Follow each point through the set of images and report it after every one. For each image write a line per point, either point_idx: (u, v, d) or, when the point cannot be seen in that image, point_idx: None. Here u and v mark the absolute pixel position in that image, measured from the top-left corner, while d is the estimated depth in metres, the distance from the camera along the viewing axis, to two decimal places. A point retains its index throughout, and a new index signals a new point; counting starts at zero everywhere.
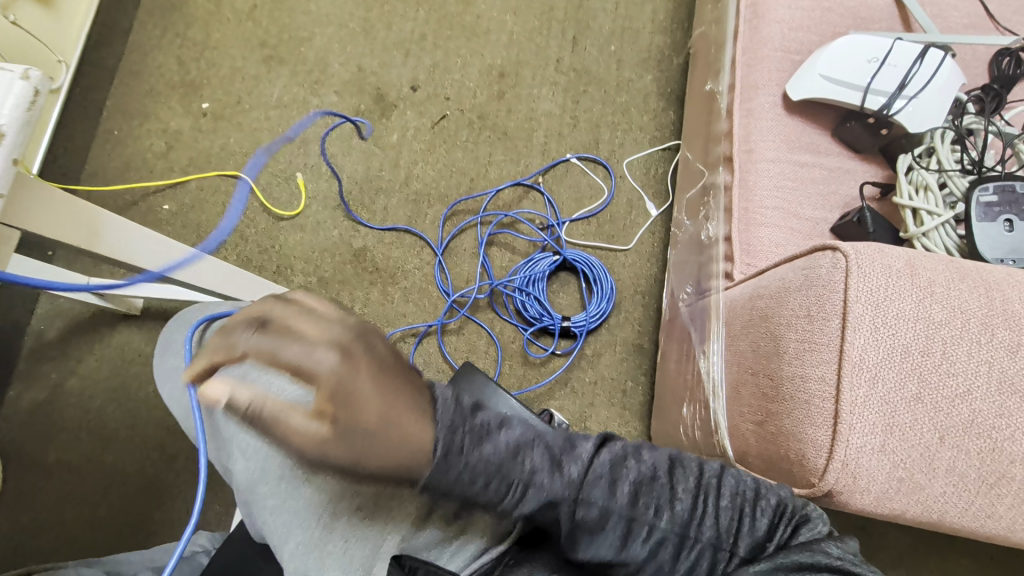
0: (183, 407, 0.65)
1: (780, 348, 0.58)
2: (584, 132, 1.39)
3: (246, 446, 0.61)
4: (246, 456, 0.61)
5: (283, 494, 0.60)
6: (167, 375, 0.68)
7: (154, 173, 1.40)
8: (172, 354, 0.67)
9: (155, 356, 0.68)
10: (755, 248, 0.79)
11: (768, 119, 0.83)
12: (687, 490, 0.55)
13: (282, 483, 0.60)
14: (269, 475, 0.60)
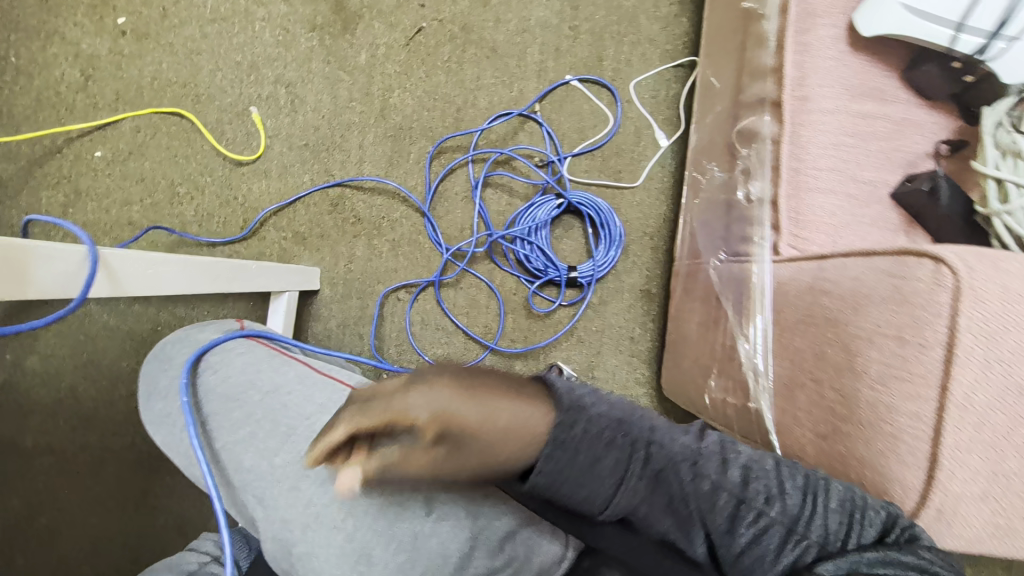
0: (183, 453, 0.65)
1: (857, 366, 0.53)
2: (585, 46, 1.20)
3: (262, 497, 0.60)
4: (264, 504, 0.60)
5: (310, 542, 0.57)
6: (159, 421, 0.67)
7: (74, 111, 1.17)
8: (158, 399, 0.67)
9: (142, 402, 0.68)
10: (807, 217, 0.70)
11: (828, 57, 0.70)
12: (796, 485, 0.49)
13: (307, 531, 0.57)
14: (292, 522, 0.58)
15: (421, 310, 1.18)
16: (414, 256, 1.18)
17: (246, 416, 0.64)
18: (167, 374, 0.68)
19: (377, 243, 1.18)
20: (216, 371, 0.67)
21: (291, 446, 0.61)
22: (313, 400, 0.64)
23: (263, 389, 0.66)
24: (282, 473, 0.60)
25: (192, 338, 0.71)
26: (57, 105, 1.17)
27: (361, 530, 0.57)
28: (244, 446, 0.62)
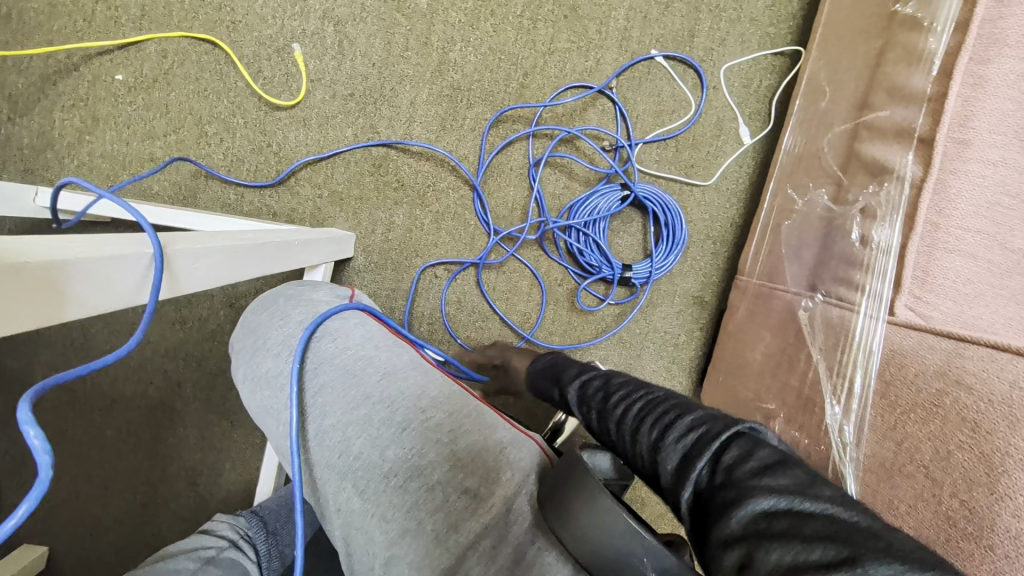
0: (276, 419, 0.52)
1: (993, 484, 0.48)
2: (677, 17, 1.05)
3: (361, 491, 0.48)
4: (362, 496, 0.48)
5: (405, 553, 0.46)
6: (255, 375, 0.54)
7: (95, 24, 1.04)
8: (265, 354, 0.54)
9: (246, 352, 0.55)
10: (935, 280, 0.62)
11: (1005, 97, 0.59)
12: (669, 420, 0.49)
13: (404, 538, 0.46)
14: (388, 526, 0.47)
15: (458, 290, 1.09)
16: (457, 233, 1.09)
17: (364, 397, 0.52)
18: (280, 327, 0.55)
19: (418, 214, 1.09)
20: (336, 339, 0.55)
21: (406, 439, 0.50)
22: (432, 393, 0.53)
23: (382, 367, 0.54)
24: (390, 469, 0.49)
25: (305, 296, 0.59)
26: (76, 15, 1.04)
27: (456, 554, 0.45)
28: (354, 429, 0.50)
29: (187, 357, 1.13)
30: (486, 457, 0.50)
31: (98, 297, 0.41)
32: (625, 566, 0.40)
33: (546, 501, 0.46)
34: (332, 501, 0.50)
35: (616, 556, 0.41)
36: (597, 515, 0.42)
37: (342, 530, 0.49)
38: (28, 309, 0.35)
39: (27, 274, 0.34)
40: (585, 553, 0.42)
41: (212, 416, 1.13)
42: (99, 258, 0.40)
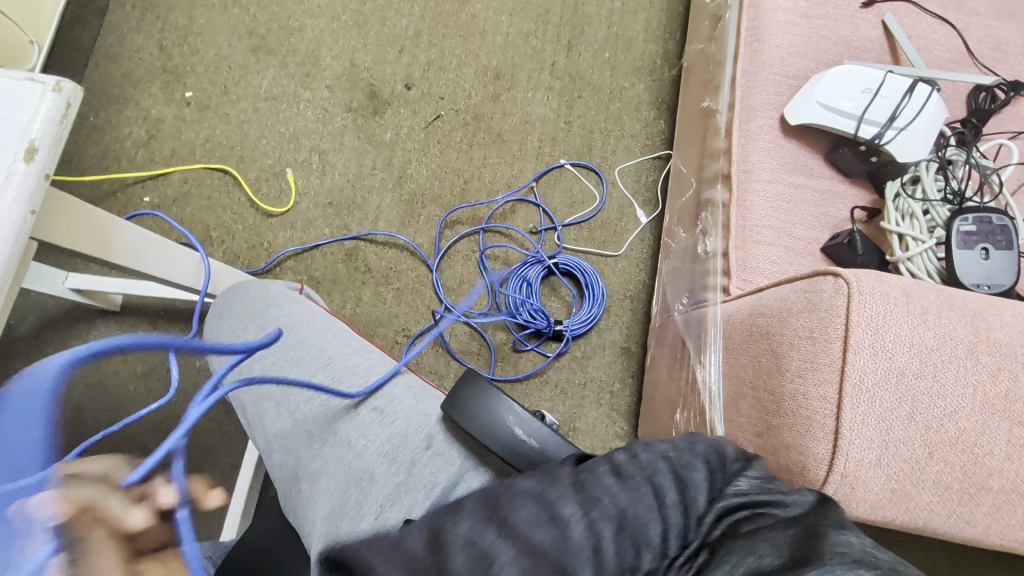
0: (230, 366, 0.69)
1: (781, 365, 0.62)
2: (577, 137, 1.41)
3: (294, 408, 0.65)
4: (294, 418, 0.65)
5: (325, 458, 0.61)
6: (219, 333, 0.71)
7: (134, 163, 1.35)
8: (230, 316, 0.71)
9: (211, 320, 0.73)
10: (752, 264, 0.82)
11: (766, 140, 0.86)
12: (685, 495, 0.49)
13: (324, 448, 0.62)
14: (314, 437, 0.63)
15: (416, 353, 1.27)
16: (415, 304, 1.30)
17: (299, 342, 0.68)
18: (242, 302, 0.73)
19: (383, 291, 1.31)
20: (283, 306, 0.72)
21: (330, 372, 0.67)
22: (353, 346, 0.70)
23: (315, 326, 0.71)
24: (315, 394, 0.65)
25: (268, 284, 0.76)
26: (119, 158, 1.35)
27: (366, 455, 0.61)
28: (290, 364, 0.67)
29: (167, 432, 1.23)
30: (390, 390, 0.67)
31: (127, 254, 0.62)
32: (496, 426, 0.60)
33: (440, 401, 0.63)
34: (269, 426, 0.65)
35: (489, 425, 0.61)
36: (478, 400, 0.62)
37: (275, 451, 0.64)
38: (128, 258, 0.63)
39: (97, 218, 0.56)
40: (470, 425, 0.61)
41: None
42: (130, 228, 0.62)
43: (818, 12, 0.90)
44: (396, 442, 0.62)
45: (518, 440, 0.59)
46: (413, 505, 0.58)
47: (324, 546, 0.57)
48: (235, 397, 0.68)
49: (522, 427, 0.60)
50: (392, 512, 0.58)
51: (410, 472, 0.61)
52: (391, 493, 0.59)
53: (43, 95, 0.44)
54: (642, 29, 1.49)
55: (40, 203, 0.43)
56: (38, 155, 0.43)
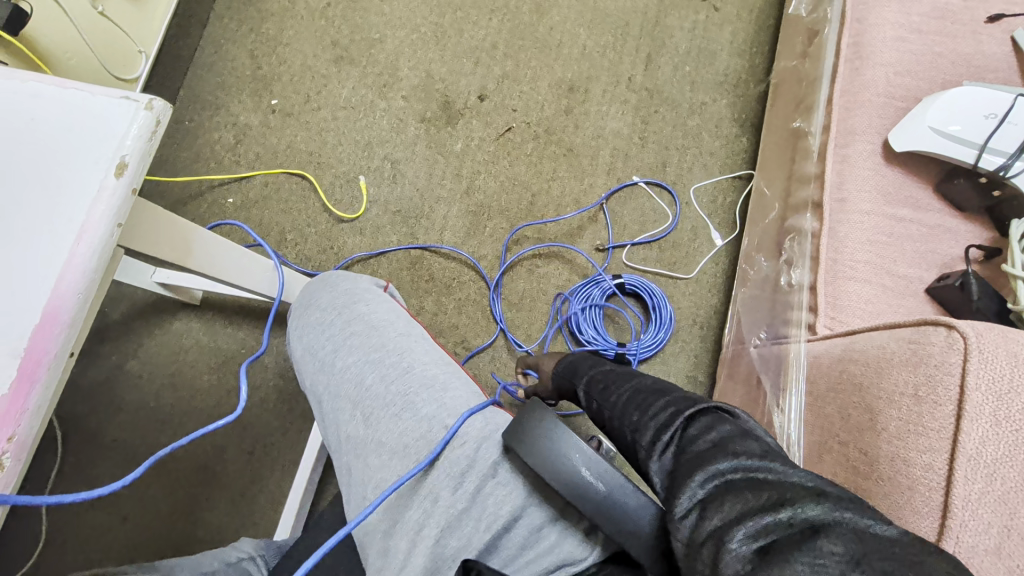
0: (311, 362, 0.69)
1: (875, 424, 0.55)
2: (651, 154, 1.36)
3: (369, 415, 0.63)
4: (367, 423, 0.63)
5: (392, 471, 0.61)
6: (303, 327, 0.71)
7: (221, 166, 1.44)
8: (315, 309, 0.71)
9: (297, 312, 0.72)
10: (843, 302, 0.75)
11: (865, 168, 0.79)
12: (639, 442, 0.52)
13: (392, 460, 0.61)
14: (382, 447, 0.62)
15: (474, 365, 1.27)
16: (475, 316, 1.30)
17: (381, 345, 0.67)
18: (331, 294, 0.72)
19: (444, 300, 1.31)
20: (369, 303, 0.71)
21: (407, 381, 0.64)
22: (432, 353, 0.68)
23: (398, 329, 0.69)
24: (391, 400, 0.63)
25: (351, 277, 0.75)
26: (209, 160, 1.44)
27: (434, 475, 0.60)
28: (368, 367, 0.66)
29: (234, 424, 1.29)
30: (466, 408, 0.63)
31: (201, 260, 0.64)
32: (562, 465, 0.58)
33: (506, 429, 0.61)
34: (343, 427, 0.65)
35: (556, 461, 0.58)
36: (546, 433, 0.59)
37: (345, 452, 0.64)
38: (204, 264, 0.65)
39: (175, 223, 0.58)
40: (536, 460, 0.58)
41: (248, 482, 1.26)
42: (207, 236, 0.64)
43: (934, 28, 0.81)
44: (463, 467, 0.60)
45: (584, 481, 0.57)
46: (474, 535, 0.58)
47: (383, 560, 0.59)
48: (312, 389, 0.68)
49: (589, 467, 0.57)
50: (451, 540, 0.58)
51: (472, 500, 0.60)
52: (451, 520, 0.59)
53: (135, 112, 0.43)
54: (726, 41, 1.42)
55: (126, 216, 0.43)
56: (127, 170, 0.43)
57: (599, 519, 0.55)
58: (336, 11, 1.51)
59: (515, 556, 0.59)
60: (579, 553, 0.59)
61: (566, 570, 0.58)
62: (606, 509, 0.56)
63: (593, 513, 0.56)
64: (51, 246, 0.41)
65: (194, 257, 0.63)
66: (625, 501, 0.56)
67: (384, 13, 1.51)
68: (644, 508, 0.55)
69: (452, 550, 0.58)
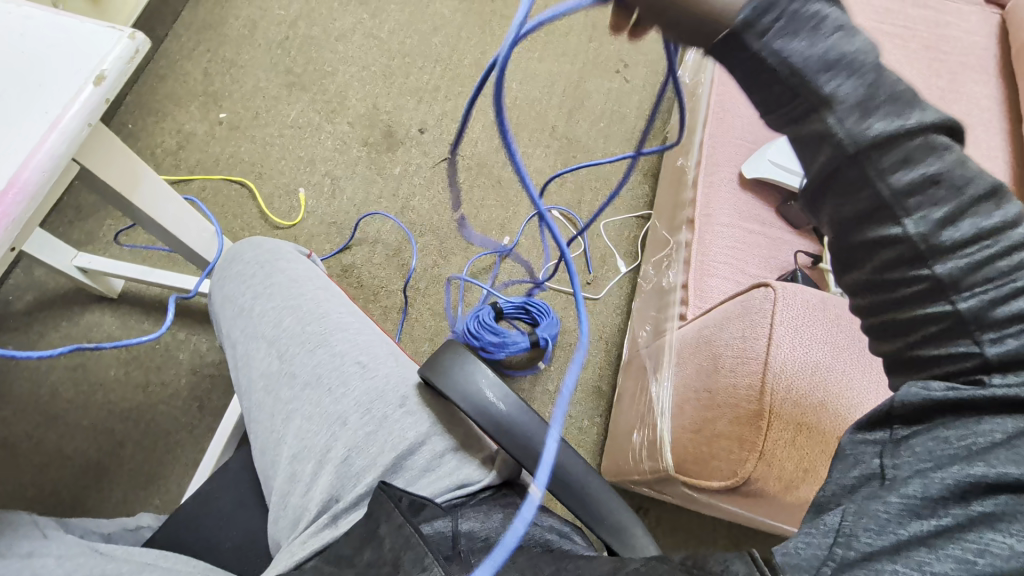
0: (229, 309, 0.71)
1: (718, 364, 0.69)
2: (569, 191, 1.55)
3: (283, 352, 0.66)
4: (281, 359, 0.66)
5: (303, 400, 0.63)
6: (224, 278, 0.74)
7: (160, 168, 1.48)
8: (237, 261, 0.74)
9: (218, 265, 0.75)
10: (707, 294, 0.91)
11: (725, 191, 0.98)
12: (918, 286, 0.44)
13: (304, 390, 0.64)
14: (293, 380, 0.65)
15: None
16: (399, 323, 1.37)
17: (298, 294, 0.70)
18: (254, 249, 0.75)
19: (371, 307, 1.38)
20: (291, 262, 0.74)
21: (323, 324, 0.68)
22: (348, 304, 0.72)
23: (318, 284, 0.73)
24: (307, 339, 0.67)
25: (276, 240, 0.79)
26: (148, 162, 1.48)
27: (343, 403, 0.63)
28: (285, 311, 0.69)
29: (137, 420, 1.24)
30: (376, 349, 0.68)
31: (145, 200, 0.70)
32: (467, 388, 0.62)
33: (422, 364, 0.65)
34: (255, 365, 0.67)
35: (462, 387, 0.63)
36: (459, 367, 0.64)
37: (255, 388, 0.66)
38: (149, 207, 0.72)
39: (128, 157, 0.65)
40: (445, 385, 0.63)
41: (144, 481, 1.21)
42: (154, 180, 0.71)
43: None
44: (373, 396, 0.64)
45: (487, 401, 0.62)
46: (379, 454, 0.61)
47: (289, 484, 0.60)
48: (227, 334, 0.70)
49: (493, 390, 0.63)
50: (358, 459, 0.60)
51: (380, 425, 0.62)
52: (359, 442, 0.61)
53: (119, 39, 0.52)
54: (634, 107, 1.68)
55: (96, 119, 0.51)
56: (105, 82, 0.51)
57: (499, 434, 0.61)
58: (293, 44, 1.65)
59: (418, 477, 0.61)
60: (477, 475, 0.63)
61: (465, 489, 0.61)
62: (507, 425, 0.61)
63: (494, 430, 0.61)
64: (26, 134, 0.48)
65: (136, 195, 0.68)
66: (520, 420, 0.61)
67: (338, 50, 1.66)
68: (537, 426, 0.61)
69: (358, 470, 0.60)
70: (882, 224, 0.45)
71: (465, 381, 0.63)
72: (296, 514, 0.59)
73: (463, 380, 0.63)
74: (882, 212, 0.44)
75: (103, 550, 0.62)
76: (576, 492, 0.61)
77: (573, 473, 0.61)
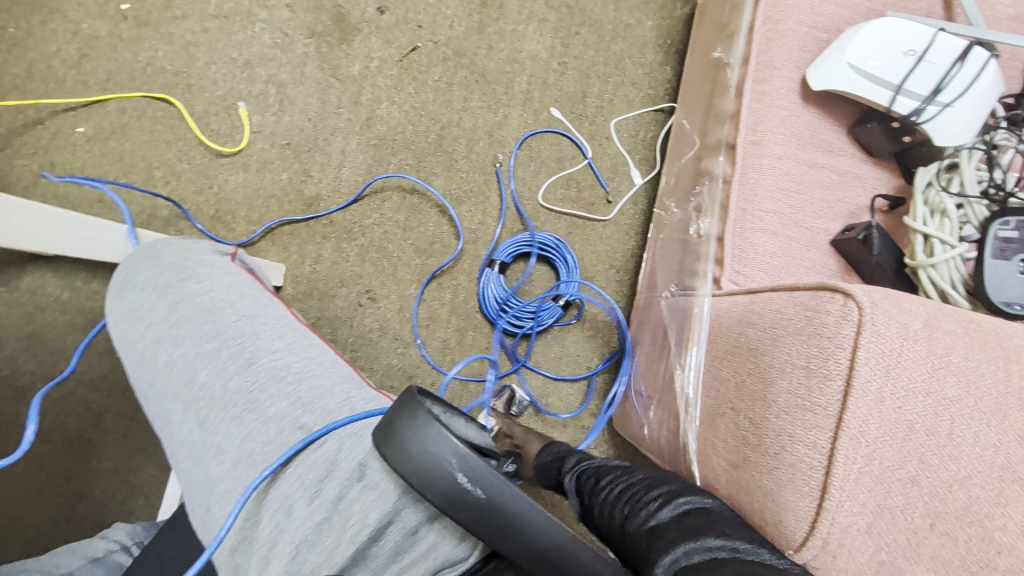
0: (135, 355, 0.57)
1: (767, 393, 0.53)
2: (572, 81, 1.25)
3: (204, 419, 0.53)
4: (203, 428, 0.53)
5: (235, 480, 0.51)
6: (122, 313, 0.59)
7: (63, 86, 1.18)
8: (133, 288, 0.60)
9: (112, 292, 0.60)
10: (748, 256, 0.71)
11: (782, 107, 0.74)
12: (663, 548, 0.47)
13: (235, 469, 0.51)
14: (224, 453, 0.52)
15: (380, 316, 1.16)
16: (380, 263, 1.18)
17: (216, 333, 0.57)
18: (151, 269, 0.60)
19: (346, 247, 1.18)
20: (202, 282, 0.60)
21: (250, 374, 0.55)
22: (285, 338, 0.60)
23: (241, 311, 0.59)
24: (230, 399, 0.54)
25: (184, 246, 0.64)
26: (46, 79, 1.18)
27: (286, 482, 0.51)
28: (200, 360, 0.55)
29: (111, 389, 1.16)
30: (324, 398, 0.56)
31: None
32: (432, 470, 0.47)
33: (374, 429, 0.50)
34: (175, 430, 0.55)
35: (426, 464, 0.48)
36: (421, 436, 0.48)
37: (182, 459, 0.54)
38: None
39: None
40: (403, 463, 0.48)
41: (133, 450, 1.15)
42: None
43: None
44: (323, 471, 0.51)
45: (460, 487, 0.47)
46: (335, 548, 0.48)
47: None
48: (137, 387, 0.57)
49: (467, 472, 0.47)
50: (310, 555, 0.48)
51: (335, 508, 0.50)
52: (309, 533, 0.49)
53: None
54: None
55: None
56: None
57: (478, 526, 0.47)
58: None
59: (387, 565, 0.49)
60: (459, 553, 0.50)
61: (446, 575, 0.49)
62: (487, 515, 0.47)
63: (468, 519, 0.47)
64: None
65: None
66: (508, 502, 0.47)
67: None
68: (528, 509, 0.47)
69: (311, 568, 0.47)
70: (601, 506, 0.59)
71: (433, 448, 0.47)
72: None
73: (434, 446, 0.47)
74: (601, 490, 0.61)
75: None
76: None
77: (583, 568, 0.46)
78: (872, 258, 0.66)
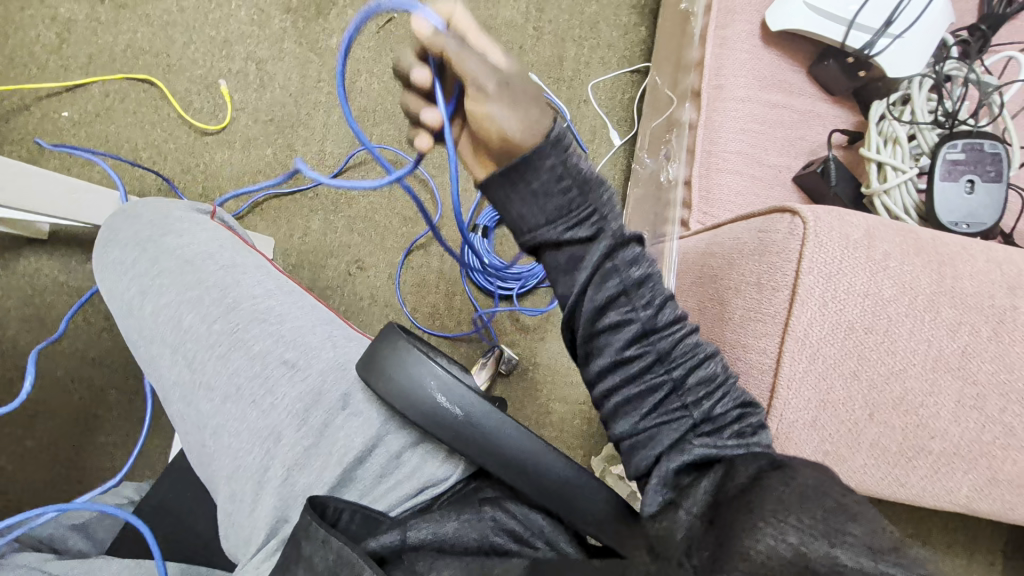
0: (121, 307, 0.59)
1: (724, 313, 0.57)
2: (548, 46, 1.26)
3: (192, 360, 0.57)
4: (191, 368, 0.56)
5: (225, 415, 0.55)
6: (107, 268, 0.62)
7: (46, 71, 1.20)
8: (116, 244, 0.62)
9: (97, 249, 0.62)
10: (714, 195, 0.73)
11: (744, 50, 0.76)
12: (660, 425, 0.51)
13: (225, 404, 0.55)
14: (212, 390, 0.56)
15: (370, 284, 1.19)
16: (368, 233, 1.21)
17: (198, 282, 0.59)
18: (132, 225, 0.62)
19: (332, 219, 1.21)
20: (181, 235, 0.62)
21: (232, 317, 0.58)
22: (265, 285, 0.61)
23: (220, 262, 0.61)
24: (215, 340, 0.57)
25: (162, 205, 0.65)
26: (29, 64, 1.20)
27: (274, 415, 0.54)
28: (184, 307, 0.58)
29: (112, 365, 1.19)
30: (307, 335, 0.59)
31: None
32: (415, 392, 0.53)
33: (358, 361, 0.55)
34: (164, 374, 0.57)
35: (410, 385, 0.53)
36: (401, 359, 0.54)
37: (173, 398, 0.57)
38: None
39: None
40: (387, 388, 0.53)
41: (136, 423, 1.19)
42: None
43: None
44: (308, 402, 0.55)
45: (440, 408, 0.52)
46: (324, 470, 0.53)
47: (231, 504, 0.53)
48: (125, 338, 0.60)
49: (445, 392, 0.53)
50: (302, 477, 0.53)
51: (322, 434, 0.55)
52: (298, 459, 0.53)
53: None
54: None
55: None
56: None
57: (459, 442, 0.52)
58: None
59: (375, 484, 0.55)
60: (441, 473, 0.56)
61: (429, 492, 0.55)
62: (465, 431, 0.52)
63: (449, 436, 0.52)
64: None
65: None
66: (484, 421, 0.52)
67: None
68: (502, 425, 0.52)
69: (303, 489, 0.53)
70: (621, 321, 0.53)
71: (417, 371, 0.53)
72: (241, 542, 0.52)
73: (418, 367, 0.54)
74: (620, 296, 0.54)
75: (35, 565, 0.55)
76: (559, 493, 0.51)
77: (554, 475, 0.51)
78: (833, 190, 0.69)
